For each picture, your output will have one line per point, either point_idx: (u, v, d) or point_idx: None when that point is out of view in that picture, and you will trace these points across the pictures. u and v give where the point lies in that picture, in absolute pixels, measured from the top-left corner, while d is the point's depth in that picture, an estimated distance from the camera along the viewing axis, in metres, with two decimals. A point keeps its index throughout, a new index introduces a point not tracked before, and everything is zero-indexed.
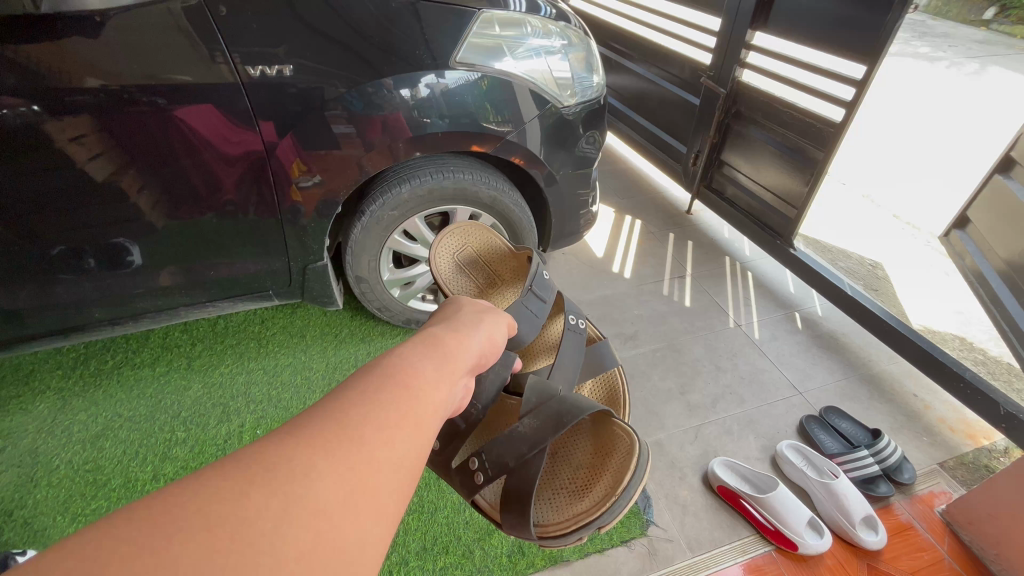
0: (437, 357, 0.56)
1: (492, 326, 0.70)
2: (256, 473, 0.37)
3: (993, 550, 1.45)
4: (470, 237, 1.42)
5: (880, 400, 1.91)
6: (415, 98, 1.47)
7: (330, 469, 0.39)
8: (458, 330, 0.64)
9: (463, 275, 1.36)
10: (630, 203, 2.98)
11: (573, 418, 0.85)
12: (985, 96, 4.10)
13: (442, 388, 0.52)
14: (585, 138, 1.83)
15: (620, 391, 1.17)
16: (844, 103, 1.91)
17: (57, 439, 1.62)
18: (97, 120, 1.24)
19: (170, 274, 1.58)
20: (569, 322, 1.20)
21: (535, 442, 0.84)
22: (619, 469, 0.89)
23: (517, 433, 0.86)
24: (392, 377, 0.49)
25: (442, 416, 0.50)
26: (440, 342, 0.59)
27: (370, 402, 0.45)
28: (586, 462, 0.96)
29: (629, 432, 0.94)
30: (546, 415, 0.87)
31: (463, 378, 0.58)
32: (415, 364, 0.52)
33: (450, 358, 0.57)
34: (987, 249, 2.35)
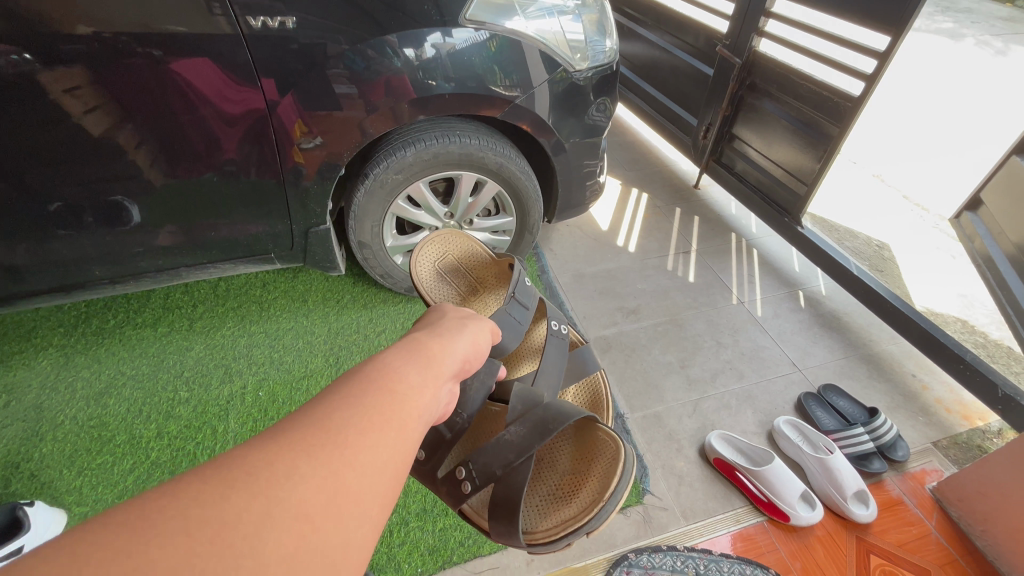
0: (421, 360, 0.55)
1: (477, 332, 0.68)
2: (238, 477, 0.37)
3: (979, 526, 1.48)
4: (450, 245, 1.38)
5: (878, 379, 1.93)
6: (420, 59, 1.42)
7: (313, 472, 0.39)
8: (442, 335, 0.63)
9: (445, 283, 1.35)
10: (637, 175, 2.93)
11: (560, 424, 0.86)
12: (1007, 76, 3.97)
13: (427, 392, 0.51)
14: (595, 105, 1.77)
15: (604, 397, 1.18)
16: (865, 76, 1.85)
17: (60, 395, 1.63)
18: (92, 71, 1.20)
19: (169, 233, 1.55)
20: (553, 328, 1.16)
21: (522, 449, 0.85)
22: (606, 475, 0.90)
23: (503, 442, 0.86)
24: (376, 380, 0.48)
25: (427, 420, 0.50)
26: (422, 347, 0.58)
27: (353, 404, 0.45)
28: (570, 468, 0.96)
29: (612, 437, 0.95)
30: (532, 422, 0.88)
31: (448, 382, 0.58)
32: (400, 368, 0.51)
33: (433, 361, 0.56)
34: (998, 232, 2.31)
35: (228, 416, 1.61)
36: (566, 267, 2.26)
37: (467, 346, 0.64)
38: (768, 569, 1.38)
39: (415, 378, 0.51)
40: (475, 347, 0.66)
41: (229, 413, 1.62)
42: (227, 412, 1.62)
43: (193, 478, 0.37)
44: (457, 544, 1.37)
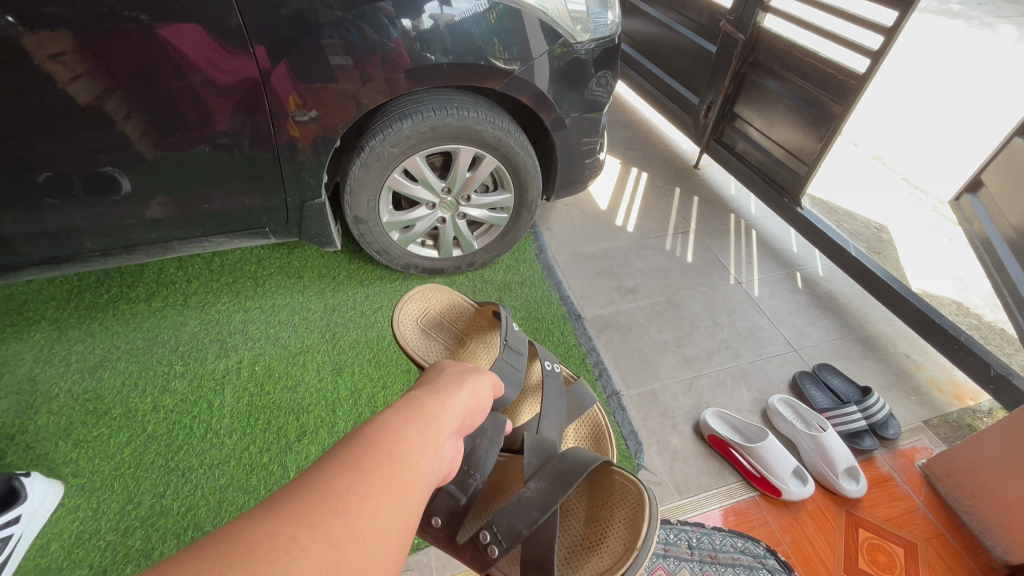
0: (422, 418, 0.54)
1: (477, 385, 0.65)
2: (236, 552, 0.37)
3: (967, 501, 1.50)
4: (431, 301, 1.38)
5: (872, 359, 1.94)
6: (417, 29, 1.39)
7: (313, 543, 0.39)
8: (443, 390, 0.61)
9: (434, 340, 1.31)
10: (637, 154, 2.90)
11: (580, 473, 0.84)
12: (1012, 59, 3.92)
13: (429, 453, 0.50)
14: (596, 79, 1.73)
15: (606, 430, 1.20)
16: (870, 53, 1.82)
17: (55, 368, 1.62)
18: (78, 35, 1.16)
19: (161, 205, 1.52)
20: (547, 368, 1.18)
21: (545, 504, 0.81)
22: (632, 520, 0.91)
23: (524, 498, 0.83)
24: (376, 445, 0.47)
25: (429, 482, 0.49)
26: (422, 404, 0.56)
27: (352, 469, 0.44)
28: (593, 515, 0.96)
29: (630, 478, 0.96)
30: (551, 473, 0.85)
31: (452, 440, 0.56)
32: (400, 428, 0.51)
33: (433, 419, 0.54)
34: (998, 214, 2.25)
35: (224, 391, 1.61)
36: (564, 246, 2.25)
37: (470, 399, 0.62)
38: (759, 542, 1.41)
39: (416, 439, 0.50)
40: (479, 399, 0.64)
41: (225, 387, 1.62)
42: (224, 387, 1.62)
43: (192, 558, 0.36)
44: None
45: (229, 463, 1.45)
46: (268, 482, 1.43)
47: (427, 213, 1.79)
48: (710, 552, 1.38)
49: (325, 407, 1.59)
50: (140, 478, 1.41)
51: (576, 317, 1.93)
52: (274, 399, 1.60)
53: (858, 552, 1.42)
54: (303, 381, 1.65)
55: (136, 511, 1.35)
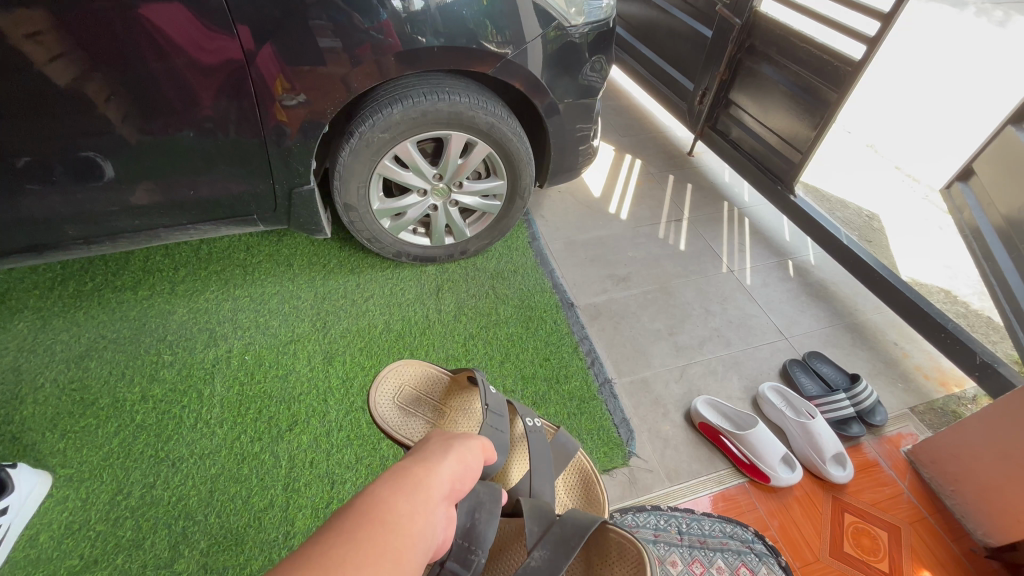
0: (413, 485, 0.53)
1: (467, 447, 0.64)
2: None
3: (950, 486, 1.54)
4: (405, 376, 1.31)
5: (861, 346, 1.96)
6: (408, 11, 1.35)
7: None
8: (430, 456, 0.60)
9: (415, 418, 1.24)
10: (631, 141, 2.87)
11: (580, 537, 0.82)
12: (1009, 46, 3.90)
13: (421, 522, 0.50)
14: (590, 64, 1.70)
15: (594, 476, 1.22)
16: (866, 39, 1.81)
17: (40, 357, 1.60)
18: (54, 15, 1.12)
19: (145, 191, 1.48)
20: (528, 424, 1.14)
21: (552, 572, 0.77)
22: None
23: (530, 568, 0.77)
24: (366, 517, 0.47)
25: (422, 554, 0.48)
26: (409, 472, 0.55)
27: (345, 541, 0.44)
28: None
29: (626, 535, 0.94)
30: (553, 540, 0.82)
31: (444, 510, 0.55)
32: (390, 497, 0.50)
33: (423, 488, 0.54)
34: (988, 202, 2.26)
35: (214, 380, 1.59)
36: (557, 234, 2.23)
37: (459, 463, 0.61)
38: (747, 527, 1.43)
39: (406, 507, 0.50)
40: (470, 462, 0.63)
41: (214, 376, 1.60)
42: (213, 377, 1.60)
43: None
44: None
45: (220, 452, 1.45)
46: (260, 471, 1.42)
47: (418, 201, 1.77)
48: (699, 537, 1.40)
49: (316, 396, 1.58)
50: (130, 468, 1.40)
51: (569, 305, 1.92)
52: (264, 387, 1.59)
53: (844, 535, 1.45)
54: (293, 370, 1.64)
55: (126, 501, 1.34)
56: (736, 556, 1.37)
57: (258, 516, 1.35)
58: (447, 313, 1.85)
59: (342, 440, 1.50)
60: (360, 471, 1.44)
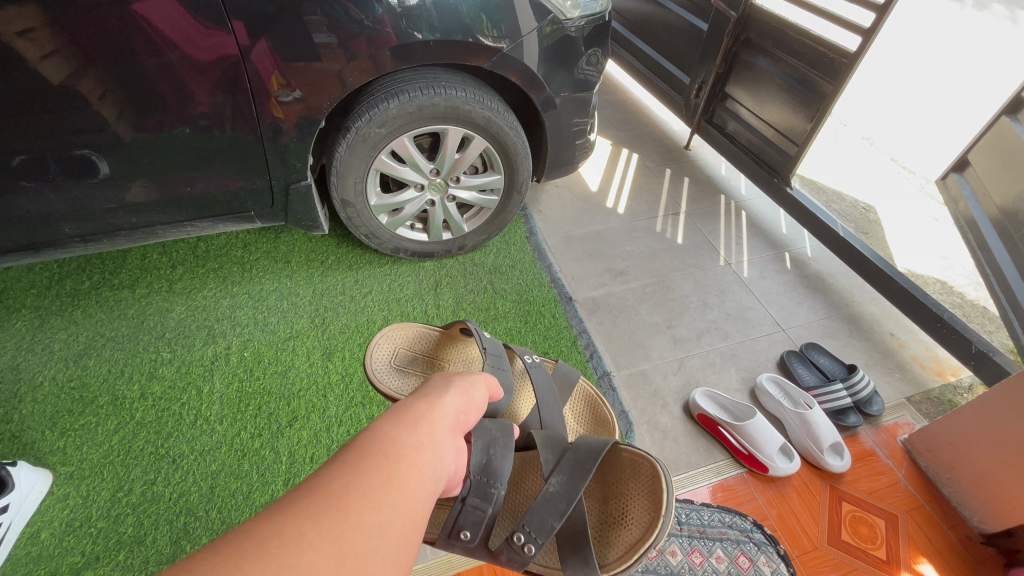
0: (415, 419, 0.56)
1: (469, 385, 0.67)
2: (248, 545, 0.40)
3: (946, 474, 1.55)
4: (398, 340, 1.31)
5: (858, 337, 1.97)
6: (403, 6, 1.35)
7: (318, 538, 0.42)
8: (432, 392, 0.63)
9: (414, 376, 1.24)
10: (628, 135, 2.87)
11: (595, 459, 0.87)
12: (1006, 39, 3.89)
13: (426, 452, 0.53)
14: (586, 57, 1.70)
15: (599, 398, 1.24)
16: (861, 31, 1.82)
17: (38, 356, 1.59)
18: (47, 11, 1.12)
19: (142, 188, 1.48)
20: (527, 362, 1.15)
21: (570, 495, 0.84)
22: (650, 491, 0.94)
23: (550, 494, 0.84)
24: (372, 448, 0.50)
25: (430, 480, 0.52)
26: (412, 407, 0.58)
27: (352, 471, 0.47)
28: (610, 493, 0.98)
29: (639, 452, 1.00)
30: (568, 464, 0.87)
31: (450, 440, 0.58)
32: (394, 431, 0.53)
33: (426, 421, 0.57)
34: (982, 193, 2.26)
35: (213, 376, 1.60)
36: (555, 228, 2.24)
37: (462, 398, 0.64)
38: (746, 516, 1.45)
39: (411, 439, 0.53)
40: (471, 398, 0.66)
41: (214, 373, 1.60)
42: (212, 373, 1.60)
43: (203, 555, 0.39)
44: None
45: (220, 449, 1.45)
46: (260, 467, 1.42)
47: (416, 196, 1.76)
48: (699, 527, 1.41)
49: (316, 393, 1.58)
50: (130, 465, 1.40)
51: (567, 299, 1.93)
52: (264, 384, 1.59)
53: (841, 524, 1.46)
54: (292, 366, 1.64)
55: (127, 497, 1.34)
56: (735, 545, 1.39)
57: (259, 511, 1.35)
58: (446, 308, 1.86)
59: (342, 435, 1.50)
60: None
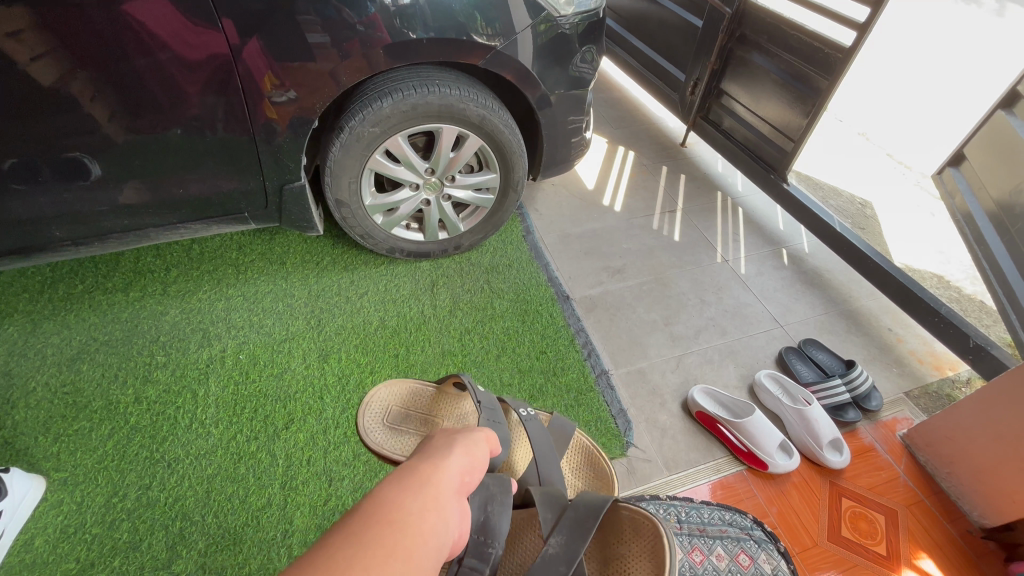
0: (419, 482, 0.52)
1: (471, 443, 0.63)
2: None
3: (945, 469, 1.55)
4: (390, 397, 1.31)
5: (856, 333, 1.97)
6: (396, 4, 1.34)
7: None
8: (434, 455, 0.58)
9: (407, 435, 1.25)
10: (624, 133, 2.86)
11: (595, 518, 0.83)
12: (1000, 32, 3.89)
13: (432, 516, 0.49)
14: (581, 55, 1.69)
15: (597, 451, 1.25)
16: (856, 25, 1.81)
17: (32, 361, 1.58)
18: (35, 12, 1.10)
19: (134, 191, 1.46)
20: (522, 415, 1.14)
21: (571, 557, 0.78)
22: (653, 551, 0.90)
23: (548, 556, 0.78)
24: (374, 515, 0.45)
25: (436, 548, 0.47)
26: (415, 473, 0.53)
27: (352, 540, 0.42)
28: (610, 553, 0.94)
29: (640, 510, 0.96)
30: (568, 523, 0.83)
31: (456, 504, 0.53)
32: (397, 498, 0.48)
33: (431, 484, 0.52)
34: (978, 187, 2.26)
35: (208, 380, 1.58)
36: (552, 227, 2.23)
37: (466, 457, 0.60)
38: (746, 514, 1.42)
39: (416, 504, 0.49)
40: (476, 456, 0.62)
41: (209, 376, 1.59)
42: (207, 376, 1.59)
43: None
44: None
45: (216, 453, 1.43)
46: (257, 470, 1.41)
47: (411, 195, 1.75)
48: (699, 525, 1.38)
49: (313, 394, 1.58)
50: (125, 470, 1.39)
51: (565, 298, 1.92)
52: (260, 387, 1.58)
53: (841, 520, 1.46)
54: (288, 368, 1.63)
55: (122, 503, 1.33)
56: (735, 543, 1.35)
57: (256, 515, 1.34)
58: (443, 308, 1.85)
59: (339, 437, 1.49)
60: (357, 468, 1.43)
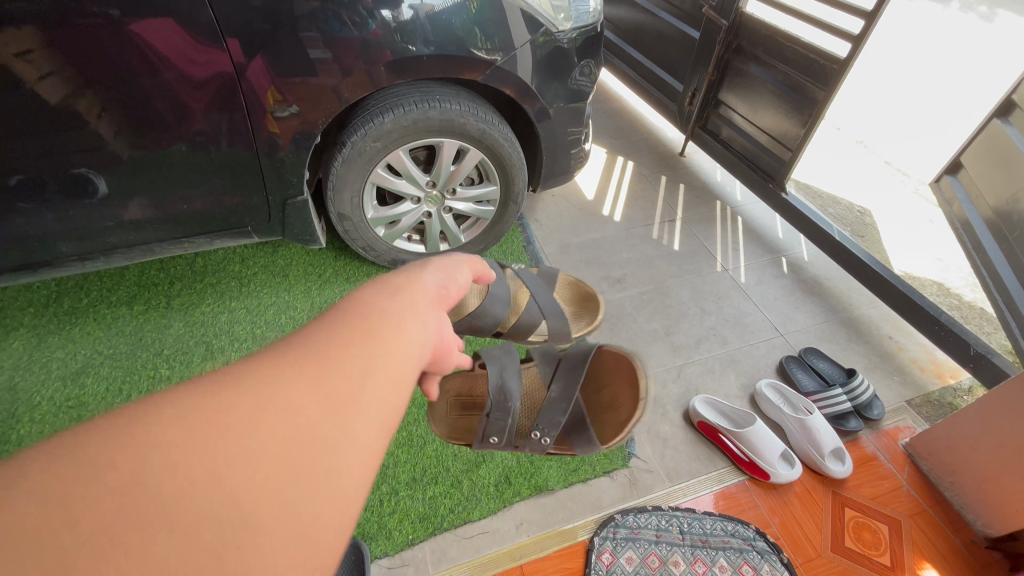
0: (401, 286, 0.51)
1: (458, 258, 0.65)
2: (221, 380, 0.35)
3: (948, 478, 1.55)
4: None
5: (857, 341, 1.97)
6: (397, 21, 1.36)
7: (301, 376, 0.37)
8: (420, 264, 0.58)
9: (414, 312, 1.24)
10: (623, 143, 2.89)
11: (582, 362, 1.10)
12: (996, 41, 3.92)
13: (414, 316, 0.47)
14: (579, 68, 1.71)
15: (580, 282, 1.47)
16: (850, 37, 1.84)
17: (36, 375, 1.59)
18: (44, 32, 1.13)
19: (140, 206, 1.49)
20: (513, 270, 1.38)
21: (568, 394, 1.06)
22: (631, 377, 1.07)
23: (553, 398, 1.06)
24: (356, 305, 0.45)
25: (424, 338, 0.46)
26: (401, 274, 0.54)
27: (334, 325, 0.42)
28: (602, 384, 1.14)
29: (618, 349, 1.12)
30: (564, 369, 1.10)
31: (444, 307, 0.54)
32: (383, 294, 0.48)
33: (417, 286, 0.52)
34: (975, 194, 2.28)
35: None
36: (552, 237, 2.24)
37: (439, 272, 0.58)
38: (749, 525, 1.43)
39: (400, 301, 0.48)
40: (454, 276, 0.61)
41: None
42: None
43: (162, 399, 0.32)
44: (447, 512, 1.39)
45: None
46: None
47: (412, 208, 1.77)
48: (701, 536, 1.40)
49: None
50: None
51: None
52: None
53: (844, 530, 1.46)
54: None
55: None
56: (738, 554, 1.38)
57: None
58: None
59: None
60: None
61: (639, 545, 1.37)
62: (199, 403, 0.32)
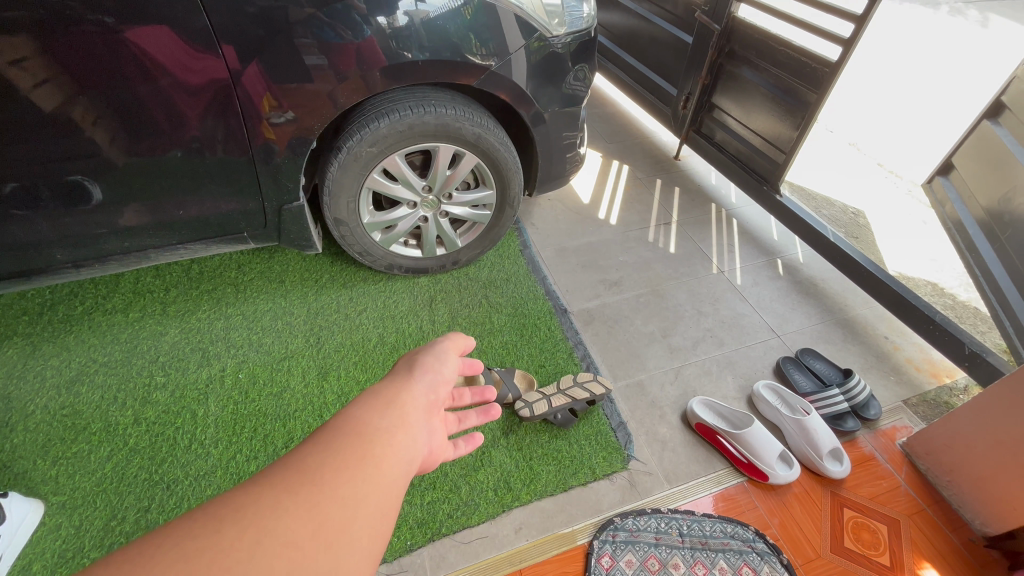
0: (386, 403, 0.55)
1: (436, 361, 0.67)
2: (225, 513, 0.40)
3: (946, 477, 1.55)
4: None
5: (854, 342, 1.98)
6: (392, 27, 1.37)
7: (296, 505, 0.41)
8: (401, 378, 0.62)
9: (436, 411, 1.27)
10: (618, 147, 2.90)
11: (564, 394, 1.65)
12: (986, 44, 3.98)
13: (397, 435, 0.52)
14: (574, 73, 1.72)
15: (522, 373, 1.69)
16: (842, 41, 1.85)
17: (30, 384, 1.58)
18: (38, 40, 1.13)
19: (135, 213, 1.48)
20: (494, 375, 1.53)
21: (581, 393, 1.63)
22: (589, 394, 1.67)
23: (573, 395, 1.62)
24: (346, 430, 0.49)
25: (405, 460, 0.51)
26: (383, 392, 0.57)
27: (324, 449, 0.46)
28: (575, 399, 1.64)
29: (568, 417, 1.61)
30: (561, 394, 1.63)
31: (425, 421, 0.57)
32: (369, 415, 0.52)
33: (399, 405, 0.56)
34: (969, 196, 2.30)
35: (208, 400, 1.58)
36: (548, 241, 2.25)
37: (432, 375, 0.65)
38: (748, 526, 1.43)
39: (384, 422, 0.52)
40: (442, 373, 0.67)
41: (208, 397, 1.59)
42: (207, 396, 1.59)
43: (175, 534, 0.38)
44: (446, 517, 1.38)
45: (215, 473, 1.43)
46: None
47: (408, 213, 1.77)
48: (700, 538, 1.40)
49: (312, 412, 1.58)
50: (124, 492, 1.38)
51: (563, 312, 1.93)
52: (260, 406, 1.58)
53: (843, 530, 1.46)
54: (288, 387, 1.63)
55: (121, 525, 1.32)
56: (738, 556, 1.38)
57: None
58: (441, 323, 1.86)
59: None
60: None
61: (638, 548, 1.36)
62: (210, 543, 0.38)
